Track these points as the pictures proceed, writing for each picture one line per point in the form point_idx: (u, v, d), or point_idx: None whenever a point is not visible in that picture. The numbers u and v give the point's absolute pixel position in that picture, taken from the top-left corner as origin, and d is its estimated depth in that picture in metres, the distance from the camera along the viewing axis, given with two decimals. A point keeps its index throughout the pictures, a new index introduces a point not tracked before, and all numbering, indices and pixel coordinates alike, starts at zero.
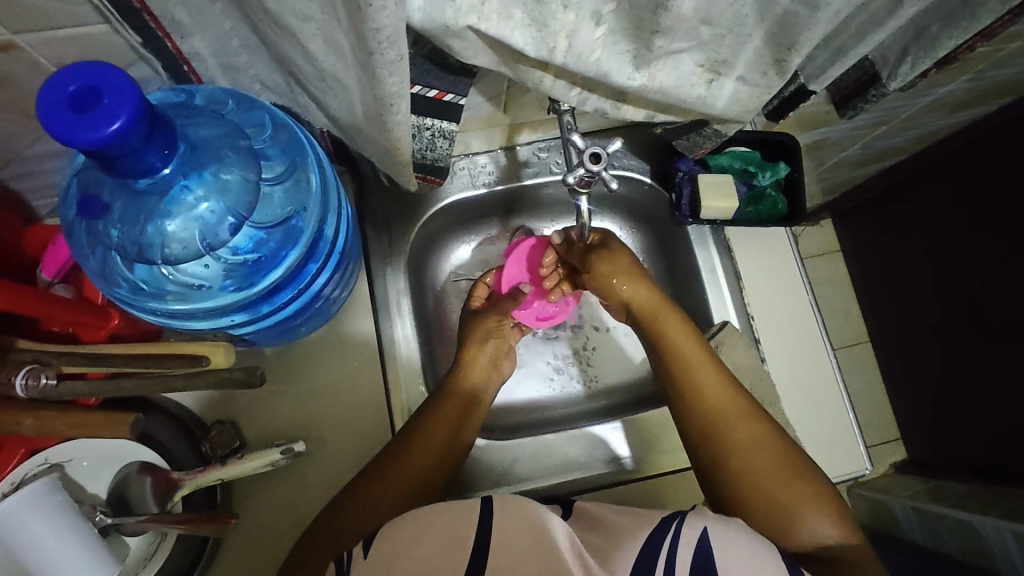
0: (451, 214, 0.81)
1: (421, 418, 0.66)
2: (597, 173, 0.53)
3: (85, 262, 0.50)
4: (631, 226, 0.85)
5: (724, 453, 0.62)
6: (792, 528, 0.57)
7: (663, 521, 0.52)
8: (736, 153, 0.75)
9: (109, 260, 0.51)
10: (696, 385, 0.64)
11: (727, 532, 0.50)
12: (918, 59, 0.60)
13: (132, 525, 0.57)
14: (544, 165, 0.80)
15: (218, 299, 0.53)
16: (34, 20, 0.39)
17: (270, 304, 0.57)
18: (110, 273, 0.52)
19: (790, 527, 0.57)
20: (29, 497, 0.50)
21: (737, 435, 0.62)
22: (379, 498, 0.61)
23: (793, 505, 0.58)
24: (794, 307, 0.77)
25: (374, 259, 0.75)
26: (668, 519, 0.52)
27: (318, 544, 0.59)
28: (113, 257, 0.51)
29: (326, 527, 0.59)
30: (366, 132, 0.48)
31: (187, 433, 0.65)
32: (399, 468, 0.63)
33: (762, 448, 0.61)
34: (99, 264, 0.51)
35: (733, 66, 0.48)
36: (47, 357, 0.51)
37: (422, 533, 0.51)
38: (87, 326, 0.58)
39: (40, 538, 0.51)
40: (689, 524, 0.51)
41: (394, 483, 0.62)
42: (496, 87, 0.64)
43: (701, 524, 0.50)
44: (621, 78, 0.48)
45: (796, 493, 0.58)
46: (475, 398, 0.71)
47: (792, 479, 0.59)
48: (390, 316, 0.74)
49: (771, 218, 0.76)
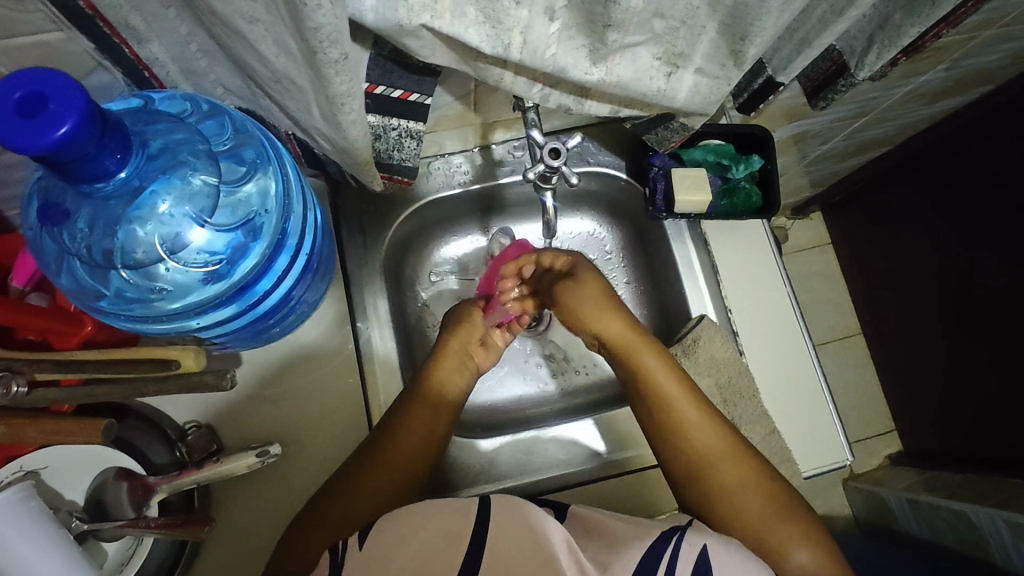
0: (428, 215, 0.81)
1: (394, 416, 0.66)
2: (557, 168, 0.54)
3: (53, 274, 0.51)
4: (610, 222, 0.86)
5: (705, 480, 0.62)
6: (787, 557, 0.59)
7: (662, 535, 0.53)
8: (709, 146, 0.75)
9: (77, 270, 0.52)
10: (684, 427, 0.64)
11: (721, 549, 0.53)
12: (883, 47, 0.60)
13: (110, 531, 0.57)
14: (519, 164, 0.80)
15: (196, 297, 0.54)
16: None
17: (244, 304, 0.57)
18: (82, 284, 0.52)
19: (779, 557, 0.59)
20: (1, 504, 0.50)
21: (726, 473, 0.62)
22: (354, 496, 0.62)
23: (786, 540, 0.59)
24: (771, 299, 0.77)
25: (351, 261, 0.75)
26: (665, 533, 0.53)
27: (300, 542, 0.59)
28: (81, 268, 0.52)
29: (309, 524, 0.60)
30: (325, 131, 0.48)
31: (164, 437, 0.65)
32: (373, 468, 0.63)
33: (752, 484, 0.62)
34: (70, 279, 0.52)
35: (692, 58, 0.48)
36: (19, 364, 0.50)
37: (398, 532, 0.51)
38: (59, 332, 0.58)
39: (13, 547, 0.51)
40: (689, 540, 0.53)
41: (371, 483, 0.63)
42: (464, 86, 0.64)
43: (700, 542, 0.53)
44: (579, 73, 0.48)
45: (780, 528, 0.60)
46: (445, 390, 0.70)
47: (776, 514, 0.60)
48: (367, 319, 0.75)
49: (746, 211, 0.76)
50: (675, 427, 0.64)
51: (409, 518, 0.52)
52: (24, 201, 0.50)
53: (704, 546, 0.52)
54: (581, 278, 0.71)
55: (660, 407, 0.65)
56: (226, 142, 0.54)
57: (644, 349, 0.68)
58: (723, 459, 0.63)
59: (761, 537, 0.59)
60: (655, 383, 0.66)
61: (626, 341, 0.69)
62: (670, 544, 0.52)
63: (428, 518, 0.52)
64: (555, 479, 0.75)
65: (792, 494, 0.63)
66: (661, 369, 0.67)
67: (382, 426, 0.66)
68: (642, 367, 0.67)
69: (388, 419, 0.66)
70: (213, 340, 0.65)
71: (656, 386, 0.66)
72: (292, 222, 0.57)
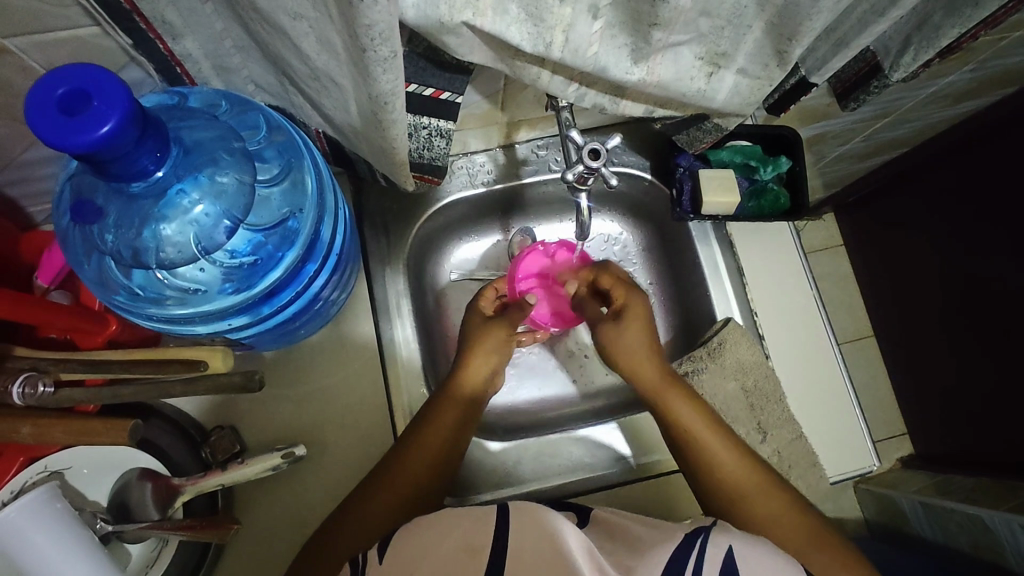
0: (449, 215, 0.81)
1: (423, 419, 0.66)
2: (595, 169, 0.53)
3: (81, 269, 0.50)
4: (632, 223, 0.85)
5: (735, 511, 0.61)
6: None
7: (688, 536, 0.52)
8: (736, 147, 0.74)
9: (107, 266, 0.50)
10: (714, 467, 0.63)
11: (751, 550, 0.51)
12: (921, 48, 0.59)
13: (134, 532, 0.57)
14: (543, 164, 0.79)
15: (216, 304, 0.52)
16: (22, 23, 0.38)
17: (266, 309, 0.56)
18: (108, 279, 0.51)
19: None
20: (27, 506, 0.50)
21: (758, 509, 0.60)
22: (375, 501, 0.61)
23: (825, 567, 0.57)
24: (797, 302, 0.77)
25: (373, 260, 0.75)
26: (691, 536, 0.52)
27: (321, 548, 0.59)
28: (111, 264, 0.50)
29: (339, 527, 0.60)
30: (361, 131, 0.47)
31: (187, 438, 0.65)
32: (395, 461, 0.63)
33: (788, 518, 0.60)
34: (96, 272, 0.51)
35: (734, 58, 0.47)
36: (45, 364, 0.52)
37: (424, 537, 0.51)
38: (84, 333, 0.57)
39: (41, 551, 0.50)
40: (714, 541, 0.51)
41: (388, 487, 0.62)
42: (493, 84, 0.63)
43: (725, 542, 0.52)
44: (619, 72, 0.47)
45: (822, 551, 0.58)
46: (477, 398, 0.70)
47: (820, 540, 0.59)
48: (390, 318, 0.74)
49: (773, 212, 0.75)
50: (703, 467, 0.63)
51: (429, 530, 0.52)
52: (52, 202, 0.49)
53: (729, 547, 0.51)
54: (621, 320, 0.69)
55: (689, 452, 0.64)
56: (260, 135, 0.53)
57: (676, 396, 0.66)
58: (758, 494, 0.61)
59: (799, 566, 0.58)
60: (683, 425, 0.65)
61: (661, 386, 0.67)
62: (694, 546, 0.51)
63: (451, 528, 0.51)
64: (580, 481, 0.74)
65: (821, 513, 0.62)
66: (692, 413, 0.65)
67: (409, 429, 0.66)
68: (671, 410, 0.66)
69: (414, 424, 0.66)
70: (239, 341, 0.64)
71: (682, 431, 0.65)
72: (322, 228, 0.56)
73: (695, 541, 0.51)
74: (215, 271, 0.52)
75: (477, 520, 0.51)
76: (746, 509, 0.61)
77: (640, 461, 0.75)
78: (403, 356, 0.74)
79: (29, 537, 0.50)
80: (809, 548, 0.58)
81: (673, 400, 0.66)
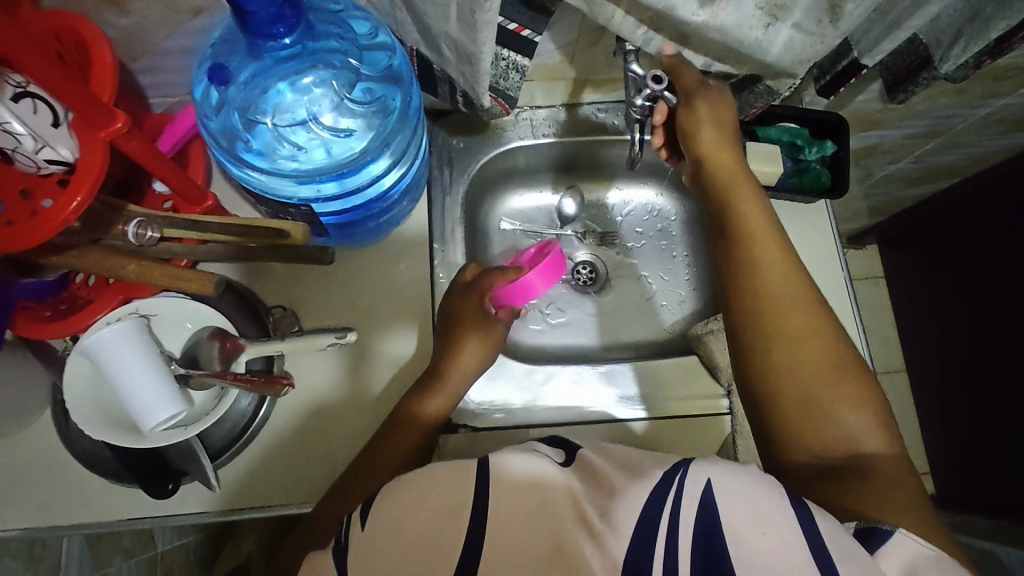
0: (507, 162, 0.88)
1: (422, 393, 0.68)
2: (659, 92, 0.61)
3: (209, 119, 0.58)
4: (676, 197, 0.93)
5: (779, 335, 0.57)
6: (827, 425, 0.54)
7: (668, 473, 0.47)
8: (785, 127, 0.79)
9: (230, 121, 0.58)
10: (763, 273, 0.60)
11: (731, 480, 0.45)
12: (971, 40, 0.63)
13: (197, 378, 0.65)
14: (601, 124, 0.85)
15: (316, 165, 0.59)
16: None
17: (354, 182, 0.61)
18: (228, 130, 0.58)
19: (818, 425, 0.54)
20: (120, 328, 0.60)
21: (792, 325, 0.57)
22: (377, 471, 0.64)
23: (834, 403, 0.55)
24: (828, 279, 0.80)
25: (435, 189, 0.81)
26: (671, 471, 0.47)
27: (332, 507, 0.63)
28: (234, 120, 0.58)
29: (356, 469, 0.65)
30: (457, 37, 0.54)
31: (253, 312, 0.72)
32: (392, 431, 0.66)
33: (819, 351, 0.57)
34: (219, 125, 0.58)
35: (791, 12, 0.53)
36: (156, 217, 0.61)
37: (403, 502, 0.49)
38: (188, 200, 0.65)
39: (126, 367, 0.59)
40: (691, 478, 0.45)
41: (411, 415, 0.67)
42: (570, 34, 0.70)
43: (704, 476, 0.45)
44: (687, 13, 0.53)
45: (837, 392, 0.55)
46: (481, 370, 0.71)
47: (839, 380, 0.55)
48: (443, 241, 0.80)
49: (815, 190, 0.79)
50: (753, 271, 0.60)
51: (411, 491, 0.49)
52: (194, 70, 0.59)
53: (709, 481, 0.45)
54: (694, 106, 0.62)
55: (742, 259, 0.61)
56: (368, 32, 0.61)
57: (738, 189, 0.63)
58: (795, 314, 0.58)
59: (810, 395, 0.55)
60: (741, 217, 0.62)
61: (721, 177, 0.64)
62: (672, 486, 0.46)
63: (427, 494, 0.49)
64: (576, 412, 0.76)
65: (889, 413, 0.56)
66: (755, 220, 0.62)
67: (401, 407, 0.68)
68: (735, 204, 0.63)
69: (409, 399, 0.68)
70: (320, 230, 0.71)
71: (733, 229, 0.62)
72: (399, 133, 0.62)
73: (672, 480, 0.46)
74: (309, 145, 0.60)
75: (456, 480, 0.49)
76: (773, 330, 0.58)
77: (637, 404, 0.77)
78: (382, 372, 0.73)
79: (119, 353, 0.59)
80: (828, 384, 0.55)
81: (735, 197, 0.63)
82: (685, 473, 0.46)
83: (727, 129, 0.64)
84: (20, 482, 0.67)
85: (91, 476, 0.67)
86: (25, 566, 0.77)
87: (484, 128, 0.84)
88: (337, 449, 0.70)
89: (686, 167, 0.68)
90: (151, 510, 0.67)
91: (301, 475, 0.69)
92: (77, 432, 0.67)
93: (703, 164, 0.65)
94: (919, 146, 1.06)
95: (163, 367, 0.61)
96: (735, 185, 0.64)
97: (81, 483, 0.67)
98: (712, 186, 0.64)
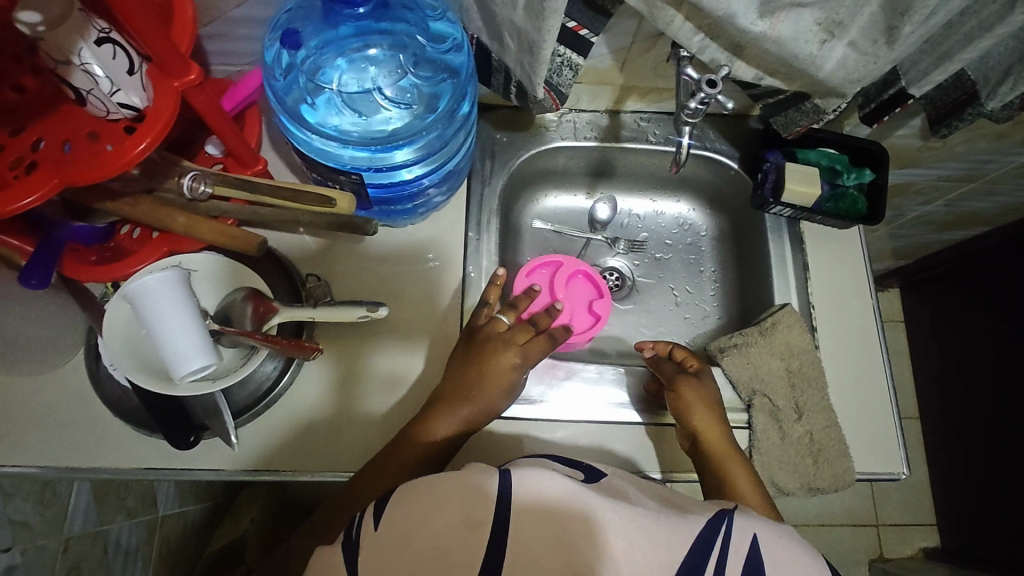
0: (546, 162, 0.89)
1: (456, 382, 0.67)
2: (712, 96, 0.61)
3: (275, 79, 0.61)
4: (709, 212, 0.94)
5: None
6: None
7: (713, 520, 0.50)
8: (825, 152, 0.81)
9: (295, 83, 0.62)
10: None
11: (769, 534, 0.50)
12: (1020, 78, 0.64)
13: (229, 336, 0.65)
14: (642, 133, 0.87)
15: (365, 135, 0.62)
16: None
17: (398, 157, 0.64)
18: (291, 91, 0.62)
19: None
20: (164, 276, 0.61)
21: None
22: (398, 458, 0.65)
23: None
24: (855, 305, 0.80)
25: (475, 179, 0.83)
26: (716, 519, 0.50)
27: (358, 484, 0.64)
28: (299, 83, 0.62)
29: (385, 453, 0.65)
30: (522, 27, 0.56)
31: (288, 278, 0.74)
32: (426, 416, 0.66)
33: None
34: (284, 85, 0.61)
35: (848, 29, 0.55)
36: (208, 174, 0.63)
37: (419, 506, 0.46)
38: (239, 161, 0.68)
39: (164, 314, 0.60)
40: (738, 528, 0.50)
41: (446, 403, 0.67)
42: (624, 39, 0.71)
43: (751, 531, 0.50)
44: (746, 22, 0.55)
45: None
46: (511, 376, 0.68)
47: None
48: (478, 230, 0.81)
49: (850, 216, 0.79)
50: None
51: (439, 492, 0.47)
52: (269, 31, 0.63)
53: (754, 536, 0.50)
54: (681, 393, 0.71)
55: None
56: (436, 10, 0.62)
57: (733, 462, 0.68)
58: None
59: None
60: (737, 487, 0.66)
61: (720, 449, 0.69)
62: (720, 532, 0.49)
63: (448, 503, 0.46)
64: (592, 410, 0.76)
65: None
66: (748, 486, 0.66)
67: (426, 408, 0.68)
68: (731, 477, 0.67)
69: (440, 386, 0.69)
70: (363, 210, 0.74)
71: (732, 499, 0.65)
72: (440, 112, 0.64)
73: (718, 533, 0.49)
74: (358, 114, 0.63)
75: (478, 490, 0.46)
76: None
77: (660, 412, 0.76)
78: (399, 372, 0.73)
79: (160, 300, 0.61)
80: None
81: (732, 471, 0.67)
82: (731, 525, 0.50)
83: (716, 404, 0.72)
84: (44, 420, 0.68)
85: (113, 422, 0.68)
86: (33, 508, 0.78)
87: (527, 126, 0.86)
88: (356, 421, 0.71)
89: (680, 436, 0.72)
90: (170, 462, 0.67)
91: (322, 445, 0.70)
92: (104, 376, 0.68)
93: (697, 435, 0.70)
94: (954, 189, 1.06)
95: (198, 318, 0.62)
96: (730, 458, 0.68)
97: (102, 428, 0.68)
98: (708, 458, 0.68)
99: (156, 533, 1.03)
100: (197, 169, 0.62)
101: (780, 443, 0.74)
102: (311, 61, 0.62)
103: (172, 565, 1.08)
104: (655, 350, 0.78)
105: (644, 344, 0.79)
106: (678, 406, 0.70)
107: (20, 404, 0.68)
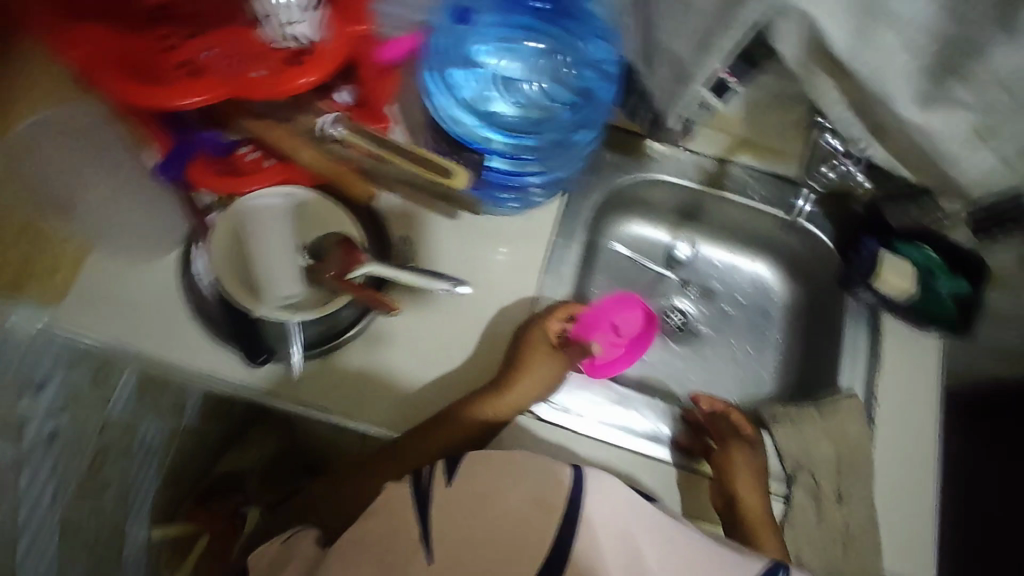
0: (644, 191, 0.90)
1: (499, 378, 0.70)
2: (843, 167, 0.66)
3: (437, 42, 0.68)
4: (790, 280, 0.93)
5: None
6: None
7: (768, 567, 0.58)
8: (925, 252, 0.80)
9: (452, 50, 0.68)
10: None
11: None
12: None
13: (317, 276, 0.67)
14: (746, 187, 0.87)
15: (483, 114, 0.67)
16: None
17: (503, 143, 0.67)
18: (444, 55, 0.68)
19: None
20: (273, 207, 0.68)
21: None
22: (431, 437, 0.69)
23: None
24: (920, 410, 0.78)
25: (575, 190, 0.84)
26: (770, 568, 0.57)
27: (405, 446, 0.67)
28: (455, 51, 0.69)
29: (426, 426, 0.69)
30: (679, 56, 0.59)
31: (378, 230, 0.74)
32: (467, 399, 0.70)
33: None
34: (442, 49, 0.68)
35: (999, 139, 0.55)
36: (344, 118, 0.65)
37: (495, 477, 0.58)
38: (370, 114, 0.68)
39: (267, 241, 0.67)
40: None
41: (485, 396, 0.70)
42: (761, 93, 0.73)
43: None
44: (900, 107, 0.55)
45: None
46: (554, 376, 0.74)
47: None
48: (566, 237, 0.82)
49: (939, 321, 0.79)
50: None
51: (516, 473, 0.58)
52: None
53: None
54: (732, 458, 0.73)
55: None
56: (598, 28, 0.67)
57: (768, 534, 0.69)
58: None
59: None
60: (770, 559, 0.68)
61: (755, 517, 0.70)
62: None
63: (520, 483, 0.57)
64: (633, 439, 0.76)
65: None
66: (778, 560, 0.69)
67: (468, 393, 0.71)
68: (762, 548, 0.69)
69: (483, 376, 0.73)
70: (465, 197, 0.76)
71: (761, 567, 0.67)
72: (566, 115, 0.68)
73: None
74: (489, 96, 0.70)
75: (549, 479, 0.57)
76: None
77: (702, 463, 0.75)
78: (458, 353, 0.74)
79: (266, 228, 0.68)
80: None
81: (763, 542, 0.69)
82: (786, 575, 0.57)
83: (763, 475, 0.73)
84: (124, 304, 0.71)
85: (189, 324, 0.71)
86: (87, 383, 0.82)
87: (636, 152, 0.87)
88: (409, 385, 0.72)
89: (715, 495, 0.73)
90: (231, 375, 0.70)
91: (371, 401, 0.71)
92: (193, 279, 0.71)
93: (738, 501, 0.70)
94: None
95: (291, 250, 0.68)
96: (765, 530, 0.69)
97: (176, 327, 0.71)
98: (744, 525, 0.69)
99: (175, 441, 1.06)
100: (338, 112, 0.65)
101: (814, 526, 0.73)
102: (468, 37, 0.69)
103: (177, 476, 1.11)
104: (710, 405, 0.79)
105: (700, 396, 0.80)
106: (723, 464, 0.72)
107: (111, 283, 0.71)
